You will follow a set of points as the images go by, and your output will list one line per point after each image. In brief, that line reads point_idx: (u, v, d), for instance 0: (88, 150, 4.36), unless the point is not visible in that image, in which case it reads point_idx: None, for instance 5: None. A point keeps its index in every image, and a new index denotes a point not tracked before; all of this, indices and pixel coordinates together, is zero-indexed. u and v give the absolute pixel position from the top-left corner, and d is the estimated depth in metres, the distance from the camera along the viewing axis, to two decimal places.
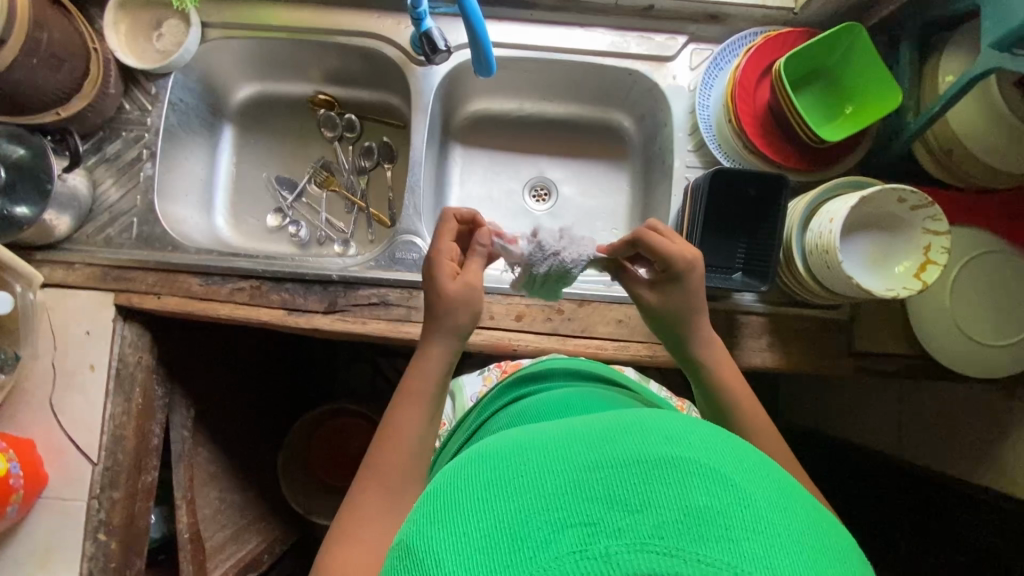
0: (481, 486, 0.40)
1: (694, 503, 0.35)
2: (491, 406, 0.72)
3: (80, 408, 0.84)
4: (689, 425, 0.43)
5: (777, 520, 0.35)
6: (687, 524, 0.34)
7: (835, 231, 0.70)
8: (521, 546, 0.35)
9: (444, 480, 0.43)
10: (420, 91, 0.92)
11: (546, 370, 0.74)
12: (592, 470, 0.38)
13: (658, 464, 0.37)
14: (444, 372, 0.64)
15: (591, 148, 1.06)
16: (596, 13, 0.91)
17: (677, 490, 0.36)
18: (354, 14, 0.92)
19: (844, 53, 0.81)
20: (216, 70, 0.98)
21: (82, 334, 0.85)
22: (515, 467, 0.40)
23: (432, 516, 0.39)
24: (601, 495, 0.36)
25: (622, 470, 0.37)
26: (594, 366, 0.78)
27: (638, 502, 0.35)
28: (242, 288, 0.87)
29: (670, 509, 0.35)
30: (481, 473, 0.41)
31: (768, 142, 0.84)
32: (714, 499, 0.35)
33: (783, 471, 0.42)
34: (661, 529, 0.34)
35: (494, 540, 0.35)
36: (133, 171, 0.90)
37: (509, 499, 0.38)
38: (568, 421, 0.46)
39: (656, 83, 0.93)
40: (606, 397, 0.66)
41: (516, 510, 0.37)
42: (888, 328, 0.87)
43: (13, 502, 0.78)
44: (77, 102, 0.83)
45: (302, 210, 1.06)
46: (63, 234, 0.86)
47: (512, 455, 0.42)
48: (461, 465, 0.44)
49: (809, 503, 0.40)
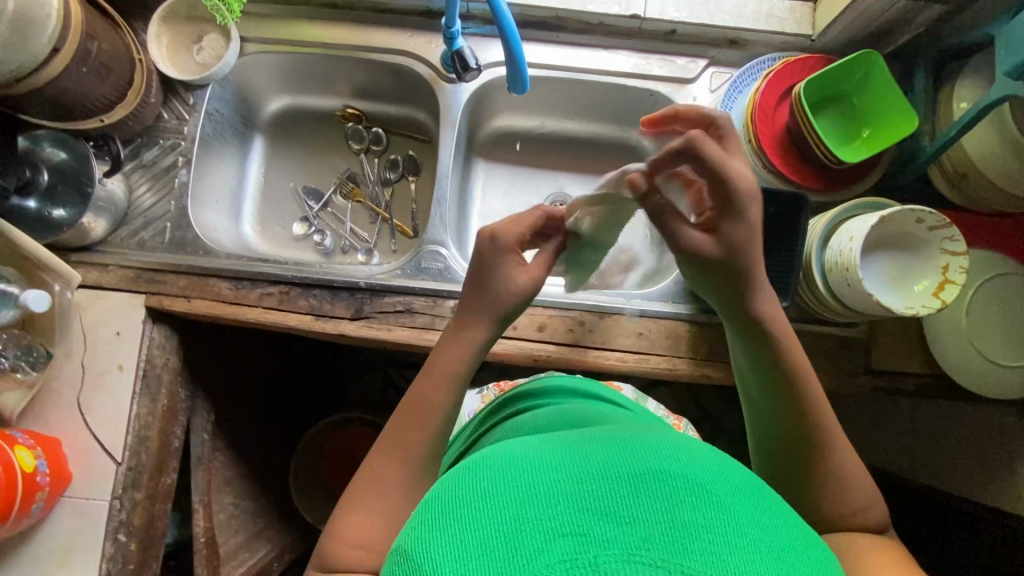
0: (476, 497, 0.41)
1: (680, 518, 0.37)
2: (497, 417, 0.74)
3: (108, 407, 0.85)
4: (675, 441, 0.45)
5: (756, 535, 0.37)
6: (670, 537, 0.36)
7: (855, 250, 0.72)
8: (514, 554, 0.36)
9: (440, 490, 0.45)
10: (449, 107, 0.95)
11: (545, 389, 0.75)
12: (585, 482, 0.39)
13: (647, 478, 0.39)
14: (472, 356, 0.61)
15: (611, 166, 1.08)
16: (620, 36, 0.95)
17: (665, 505, 0.37)
18: (387, 32, 0.96)
19: (861, 79, 0.84)
20: (251, 81, 1.02)
21: (113, 335, 0.86)
22: (509, 477, 0.42)
23: (430, 524, 0.41)
24: (592, 507, 0.37)
25: (614, 484, 0.39)
26: (592, 383, 0.79)
27: (627, 515, 0.37)
28: (271, 293, 0.89)
29: (658, 522, 0.36)
30: (476, 483, 0.43)
31: (787, 162, 0.87)
32: (699, 514, 0.37)
33: (764, 487, 0.44)
34: (647, 541, 0.35)
35: (488, 547, 0.37)
36: (168, 177, 0.93)
37: (504, 508, 0.39)
38: (564, 437, 0.47)
39: (677, 104, 0.95)
40: (604, 411, 0.67)
41: (511, 519, 0.38)
42: (905, 346, 0.88)
43: (38, 499, 0.79)
44: (119, 111, 0.86)
45: (328, 219, 1.08)
46: (97, 236, 0.89)
47: (508, 466, 0.43)
48: (456, 473, 0.46)
49: (788, 516, 0.42)
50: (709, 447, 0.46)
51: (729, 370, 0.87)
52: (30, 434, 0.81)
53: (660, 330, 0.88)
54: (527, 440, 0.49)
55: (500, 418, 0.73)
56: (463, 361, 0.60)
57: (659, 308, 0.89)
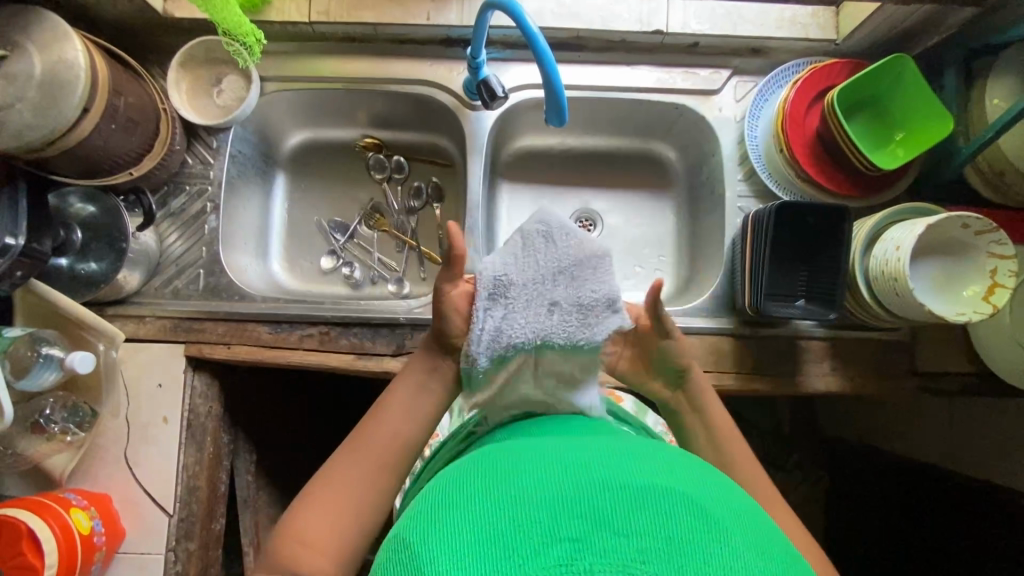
0: (479, 492, 0.43)
1: (676, 533, 0.39)
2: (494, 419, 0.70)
3: (155, 461, 0.85)
4: (682, 462, 0.47)
5: (751, 558, 0.39)
6: (667, 552, 0.38)
7: (904, 259, 0.72)
8: (511, 553, 0.38)
9: (442, 485, 0.46)
10: (474, 134, 0.95)
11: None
12: (587, 488, 0.41)
13: (646, 490, 0.41)
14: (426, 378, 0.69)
15: (636, 179, 1.08)
16: (642, 52, 0.95)
17: (663, 520, 0.39)
18: (408, 62, 0.96)
19: (892, 84, 0.83)
20: (272, 119, 1.02)
21: (155, 386, 0.86)
22: (511, 476, 0.44)
23: (431, 515, 0.42)
24: (592, 514, 0.40)
25: (614, 494, 0.41)
26: (617, 410, 0.77)
27: (624, 525, 0.39)
28: (311, 334, 0.88)
29: (655, 535, 0.39)
30: (480, 479, 0.45)
31: (820, 170, 0.87)
32: (697, 533, 0.39)
33: (763, 514, 0.46)
34: (644, 554, 0.38)
35: (484, 541, 0.39)
36: (197, 224, 0.92)
37: (501, 506, 0.41)
38: (567, 442, 0.49)
39: (703, 116, 0.95)
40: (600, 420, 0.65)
41: (509, 517, 0.40)
42: (947, 347, 0.88)
43: (95, 560, 0.78)
44: (147, 161, 0.85)
45: (354, 251, 1.07)
46: (132, 288, 0.88)
47: (514, 466, 0.45)
48: (460, 472, 0.48)
49: (779, 537, 0.44)
50: (710, 468, 0.49)
51: (774, 382, 0.87)
52: (82, 493, 0.81)
53: (703, 346, 0.88)
54: (531, 443, 0.51)
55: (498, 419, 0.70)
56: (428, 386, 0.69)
57: (700, 324, 0.89)
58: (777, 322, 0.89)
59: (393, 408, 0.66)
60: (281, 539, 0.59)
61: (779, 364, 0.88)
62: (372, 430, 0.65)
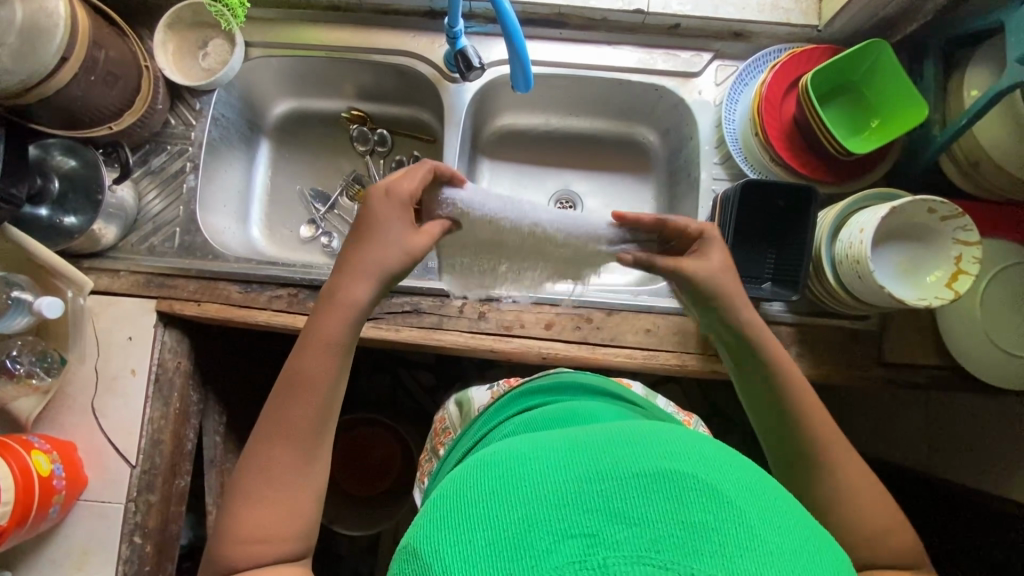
0: (488, 495, 0.43)
1: (691, 519, 0.38)
2: (500, 414, 0.72)
3: (120, 412, 0.86)
4: (686, 440, 0.47)
5: (769, 537, 0.39)
6: (683, 538, 0.38)
7: (866, 242, 0.71)
8: (523, 555, 0.38)
9: (450, 489, 0.46)
10: (452, 106, 0.95)
11: (531, 387, 0.75)
12: (592, 482, 0.41)
13: (654, 478, 0.41)
14: (345, 327, 0.64)
15: (616, 162, 1.08)
16: (624, 32, 0.95)
17: (675, 506, 0.39)
18: (389, 33, 0.97)
19: (868, 69, 0.83)
20: (257, 86, 1.03)
21: (126, 340, 0.87)
22: (519, 477, 0.44)
23: (439, 523, 0.42)
24: (601, 507, 0.39)
25: (622, 485, 0.41)
26: (630, 394, 0.78)
27: (638, 516, 0.39)
28: (281, 296, 0.89)
29: (664, 523, 0.38)
30: (487, 481, 0.44)
31: (795, 155, 0.86)
32: (710, 515, 0.39)
33: (780, 489, 0.45)
34: (657, 542, 0.37)
35: (495, 549, 0.39)
36: (176, 183, 0.94)
37: (513, 509, 0.41)
38: (571, 434, 0.49)
39: (682, 98, 0.95)
40: (610, 411, 0.66)
41: (520, 518, 0.40)
42: (919, 339, 0.87)
43: (55, 503, 0.79)
44: (129, 117, 0.87)
45: (334, 221, 1.07)
46: (109, 242, 0.89)
47: (519, 465, 0.45)
48: (466, 475, 0.47)
49: (802, 514, 0.44)
50: (722, 446, 0.48)
51: None
52: (46, 438, 0.82)
53: (669, 326, 0.88)
54: (534, 438, 0.51)
55: (501, 415, 0.72)
56: (343, 328, 0.64)
57: (667, 304, 0.89)
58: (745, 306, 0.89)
59: (311, 374, 0.62)
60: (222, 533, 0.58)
61: None
62: (286, 409, 0.61)
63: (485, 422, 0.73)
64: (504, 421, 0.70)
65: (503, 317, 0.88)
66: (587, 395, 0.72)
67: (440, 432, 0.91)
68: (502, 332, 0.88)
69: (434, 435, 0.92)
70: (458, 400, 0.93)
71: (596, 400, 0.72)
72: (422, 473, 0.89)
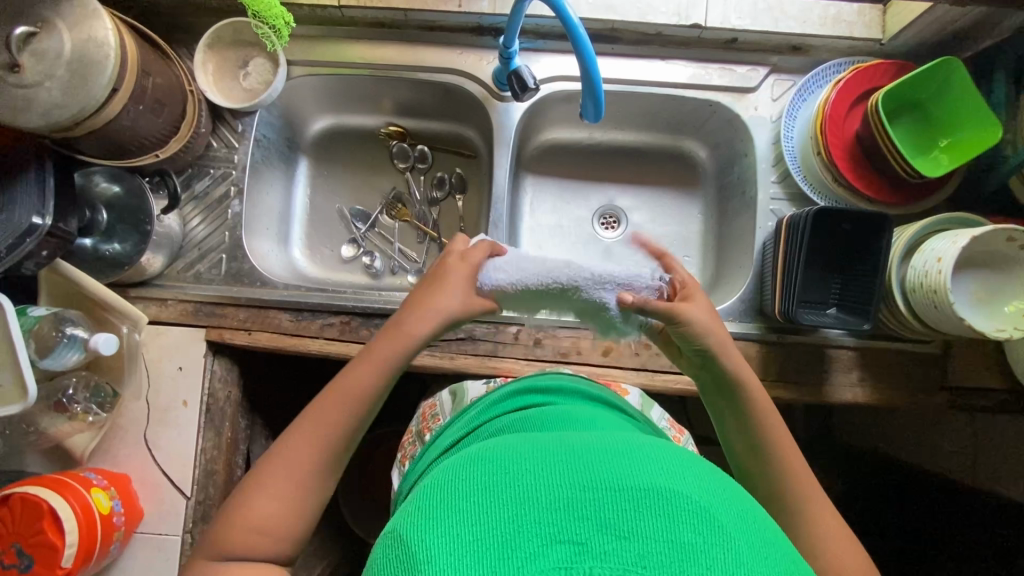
0: (477, 489, 0.41)
1: (680, 539, 0.37)
2: (496, 407, 0.65)
3: (173, 443, 0.85)
4: (685, 460, 0.46)
5: (757, 566, 0.38)
6: (671, 558, 0.36)
7: (945, 272, 0.69)
8: (508, 555, 0.36)
9: (440, 480, 0.45)
10: (501, 126, 0.94)
11: (524, 386, 0.67)
12: (585, 491, 0.40)
13: (649, 495, 0.39)
14: (394, 367, 0.61)
15: (662, 176, 1.06)
16: (678, 46, 0.92)
17: (666, 523, 0.38)
18: (435, 50, 0.94)
19: (939, 87, 0.80)
20: (297, 104, 1.00)
21: (176, 369, 0.86)
22: (510, 477, 0.42)
23: (426, 512, 0.41)
24: (592, 516, 0.38)
25: (615, 497, 0.39)
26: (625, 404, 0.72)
27: (627, 530, 0.38)
28: (332, 324, 0.88)
29: (656, 540, 0.37)
30: (477, 477, 0.43)
31: (858, 175, 0.84)
32: (700, 538, 0.37)
33: (771, 519, 0.44)
34: (644, 559, 0.36)
35: (482, 546, 0.37)
36: (221, 208, 0.92)
37: (502, 506, 0.39)
38: (566, 439, 0.48)
39: (738, 114, 0.92)
40: (612, 420, 0.61)
41: (508, 517, 0.39)
42: (982, 361, 0.86)
43: (114, 539, 0.78)
44: (173, 144, 0.85)
45: (376, 240, 1.05)
46: (155, 271, 0.88)
47: (512, 464, 0.44)
48: (457, 469, 0.46)
49: (788, 545, 0.43)
50: (717, 468, 0.47)
51: (801, 390, 0.85)
52: (102, 473, 0.81)
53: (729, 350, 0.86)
54: (529, 437, 0.50)
55: (492, 411, 0.64)
56: (392, 362, 0.61)
57: (726, 328, 0.87)
58: (804, 330, 0.87)
59: (351, 392, 0.60)
60: (229, 522, 0.55)
61: (806, 371, 0.85)
62: (318, 415, 0.59)
63: (479, 414, 0.65)
64: (498, 415, 0.63)
65: (559, 344, 0.86)
66: (585, 398, 0.66)
67: (428, 417, 0.83)
68: (559, 359, 0.86)
69: (421, 419, 0.85)
70: (452, 390, 0.84)
71: (590, 403, 0.66)
72: (403, 455, 0.82)
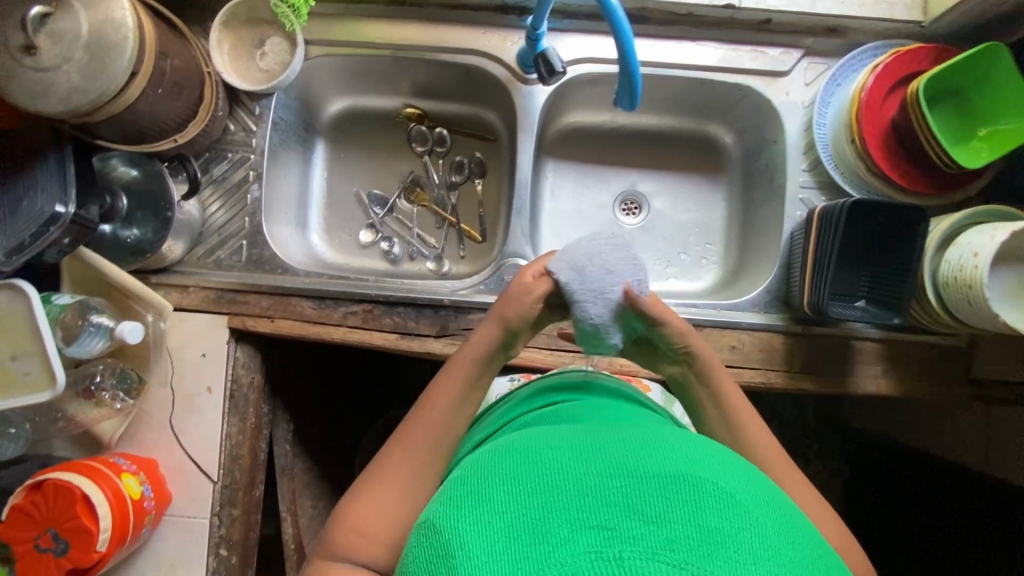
0: (507, 479, 0.41)
1: (708, 523, 0.37)
2: (524, 407, 0.64)
3: (198, 428, 0.85)
4: (709, 449, 0.45)
5: (786, 551, 0.37)
6: (698, 540, 0.36)
7: (982, 266, 0.68)
8: (538, 539, 0.36)
9: (469, 471, 0.45)
10: (524, 109, 0.91)
11: (553, 384, 0.67)
12: (611, 477, 0.40)
13: (675, 480, 0.39)
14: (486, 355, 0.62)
15: (687, 161, 1.03)
16: (709, 27, 0.89)
17: (693, 508, 0.38)
18: (457, 30, 0.91)
19: (982, 75, 0.77)
20: (314, 85, 0.97)
21: (199, 356, 0.86)
22: (538, 465, 0.42)
23: (458, 502, 0.41)
24: (618, 501, 0.38)
25: (641, 483, 0.39)
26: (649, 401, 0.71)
27: (655, 514, 0.37)
28: (355, 311, 0.87)
29: (685, 524, 0.37)
30: (506, 467, 0.43)
31: (892, 164, 0.82)
32: (723, 521, 0.37)
33: (799, 509, 0.43)
34: (672, 542, 0.35)
35: (512, 532, 0.37)
36: (240, 193, 0.90)
37: (531, 492, 0.39)
38: (593, 430, 0.48)
39: (769, 99, 0.90)
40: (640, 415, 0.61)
41: (537, 504, 0.39)
42: (1010, 354, 0.85)
43: (145, 522, 0.80)
44: (192, 128, 0.83)
45: (394, 225, 1.04)
46: (176, 257, 0.87)
47: (540, 453, 0.44)
48: (486, 459, 0.46)
49: (817, 535, 0.42)
50: (741, 456, 0.47)
51: (826, 382, 0.85)
52: (131, 458, 0.82)
53: (753, 340, 0.85)
54: (555, 429, 0.50)
55: (517, 411, 0.64)
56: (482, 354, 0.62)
57: (751, 320, 0.86)
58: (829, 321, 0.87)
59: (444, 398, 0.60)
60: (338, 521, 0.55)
61: (831, 363, 0.85)
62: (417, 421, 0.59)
63: (506, 413, 0.65)
64: (527, 411, 0.63)
65: None
66: (615, 396, 0.66)
67: None
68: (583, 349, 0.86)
69: None
70: None
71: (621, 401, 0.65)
72: None
